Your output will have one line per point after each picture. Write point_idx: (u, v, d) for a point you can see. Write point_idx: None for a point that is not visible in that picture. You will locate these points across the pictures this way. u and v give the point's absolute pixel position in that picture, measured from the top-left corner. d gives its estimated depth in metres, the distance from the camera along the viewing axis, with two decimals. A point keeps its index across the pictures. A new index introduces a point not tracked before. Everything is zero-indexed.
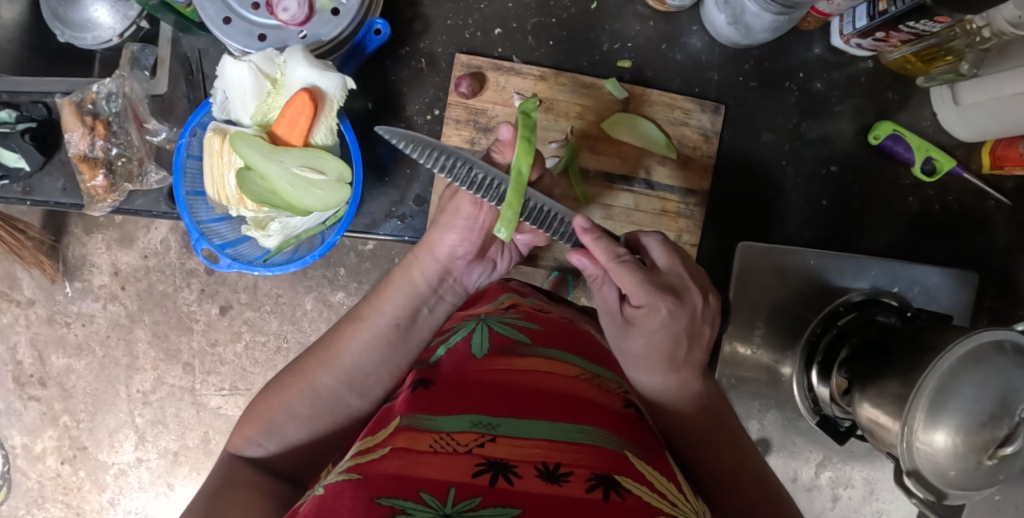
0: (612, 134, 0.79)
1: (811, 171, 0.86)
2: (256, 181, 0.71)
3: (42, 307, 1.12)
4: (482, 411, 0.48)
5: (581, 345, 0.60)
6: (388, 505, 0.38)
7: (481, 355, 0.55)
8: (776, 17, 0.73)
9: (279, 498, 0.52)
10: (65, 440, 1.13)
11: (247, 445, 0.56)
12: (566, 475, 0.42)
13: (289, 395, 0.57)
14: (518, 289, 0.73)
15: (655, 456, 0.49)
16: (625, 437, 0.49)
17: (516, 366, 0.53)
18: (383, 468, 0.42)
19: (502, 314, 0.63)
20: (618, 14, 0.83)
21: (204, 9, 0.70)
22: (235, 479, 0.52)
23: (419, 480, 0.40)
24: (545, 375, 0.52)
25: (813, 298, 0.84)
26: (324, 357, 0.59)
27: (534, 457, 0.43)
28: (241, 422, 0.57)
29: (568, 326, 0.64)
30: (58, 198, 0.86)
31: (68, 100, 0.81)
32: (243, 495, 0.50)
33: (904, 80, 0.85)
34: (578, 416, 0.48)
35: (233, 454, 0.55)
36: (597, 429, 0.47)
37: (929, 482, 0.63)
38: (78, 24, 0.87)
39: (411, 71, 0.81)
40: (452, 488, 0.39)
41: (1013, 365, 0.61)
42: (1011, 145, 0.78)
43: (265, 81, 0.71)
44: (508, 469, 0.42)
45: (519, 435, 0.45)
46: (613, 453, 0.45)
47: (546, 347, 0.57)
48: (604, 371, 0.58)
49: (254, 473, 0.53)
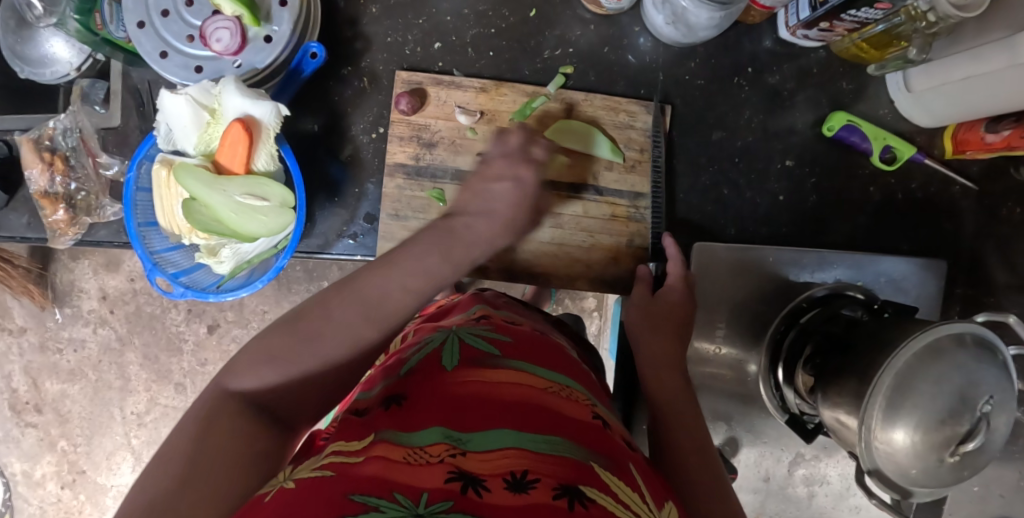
0: (556, 142, 0.78)
1: (766, 167, 0.83)
2: (201, 210, 0.72)
3: (34, 334, 1.16)
4: (453, 424, 0.46)
5: (552, 359, 0.59)
6: (361, 502, 0.37)
7: (451, 367, 0.54)
8: (713, 14, 0.71)
9: (271, 448, 0.47)
10: (65, 465, 1.18)
11: (245, 376, 0.50)
12: (532, 483, 0.41)
13: (320, 324, 0.53)
14: (490, 300, 0.72)
15: (624, 465, 0.48)
16: (592, 448, 0.47)
17: (485, 381, 0.51)
18: (359, 468, 0.41)
19: (474, 326, 0.62)
20: (559, 19, 0.80)
21: (141, 45, 0.71)
22: (222, 421, 0.46)
23: (393, 480, 0.40)
24: (514, 387, 0.51)
25: (774, 296, 0.83)
26: (360, 289, 0.56)
27: (503, 467, 0.42)
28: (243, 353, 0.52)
29: (539, 340, 0.63)
30: (25, 232, 0.87)
31: (26, 138, 0.84)
32: (236, 434, 0.46)
33: (858, 68, 0.82)
34: (546, 426, 0.47)
35: (224, 385, 0.49)
36: (565, 441, 0.46)
37: (890, 479, 0.64)
38: (36, 60, 0.88)
39: (354, 91, 0.80)
40: (424, 492, 0.39)
41: (971, 358, 0.61)
42: (973, 128, 0.78)
43: (203, 112, 0.71)
44: (477, 482, 0.41)
45: (488, 447, 0.44)
46: (580, 466, 0.44)
47: (517, 360, 0.56)
48: (572, 383, 0.56)
49: (247, 415, 0.48)
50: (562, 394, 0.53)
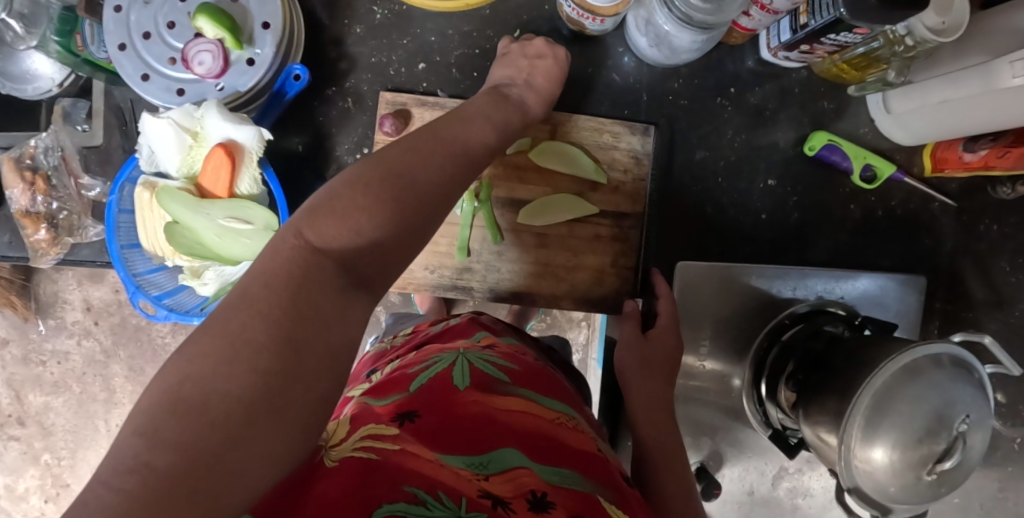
0: (540, 163, 0.78)
1: (748, 186, 0.84)
2: (183, 233, 0.73)
3: (17, 347, 1.15)
4: (471, 448, 0.45)
5: (556, 391, 0.59)
6: (413, 495, 0.39)
7: (463, 386, 0.52)
8: (695, 37, 0.72)
9: (361, 315, 0.43)
10: (48, 478, 1.17)
11: (330, 231, 0.45)
12: (552, 504, 0.41)
13: (409, 190, 0.49)
14: (488, 326, 0.72)
15: (626, 500, 0.48)
16: (598, 480, 0.48)
17: (498, 405, 0.51)
18: (400, 461, 0.42)
19: (480, 351, 0.61)
20: (543, 39, 0.81)
21: (123, 67, 0.70)
22: (303, 280, 0.41)
23: (434, 479, 0.40)
24: (524, 416, 0.51)
25: (756, 314, 0.84)
26: (396, 173, 0.49)
27: (524, 488, 0.42)
28: (320, 205, 0.46)
29: (543, 371, 0.63)
30: (5, 251, 0.86)
31: (7, 157, 0.83)
32: (319, 294, 0.41)
33: (839, 88, 0.83)
34: (557, 457, 0.47)
35: (307, 240, 0.44)
36: (572, 472, 0.46)
37: (869, 497, 0.65)
38: (18, 76, 0.85)
39: (339, 111, 0.80)
40: (463, 497, 0.40)
41: (949, 378, 0.62)
42: (951, 147, 0.79)
43: (185, 135, 0.71)
44: (504, 500, 0.41)
45: (507, 468, 0.44)
46: (589, 498, 0.44)
47: (525, 389, 0.56)
48: (575, 412, 0.58)
49: (329, 272, 0.43)
50: (569, 426, 0.53)
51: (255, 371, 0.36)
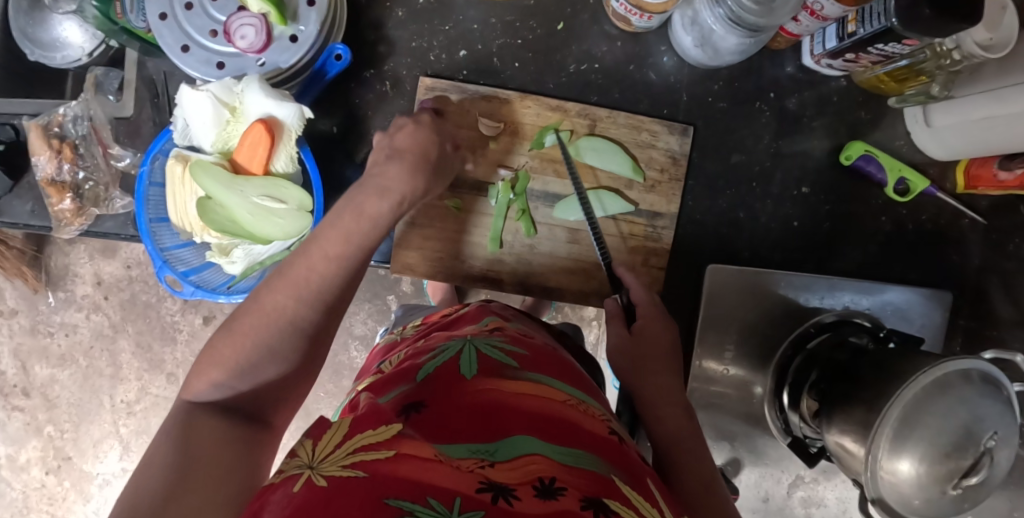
0: (579, 158, 0.78)
1: (781, 192, 0.84)
2: (217, 209, 0.72)
3: (25, 317, 1.14)
4: (477, 440, 0.43)
5: (569, 374, 0.58)
6: (396, 507, 0.35)
7: (471, 376, 0.52)
8: (742, 40, 0.72)
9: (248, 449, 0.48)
10: (50, 450, 1.16)
11: (205, 388, 0.51)
12: (560, 490, 0.39)
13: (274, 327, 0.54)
14: (498, 312, 0.70)
15: (640, 478, 0.46)
16: (612, 463, 0.45)
17: (508, 389, 0.49)
18: (390, 468, 0.38)
19: (488, 336, 0.60)
20: (585, 34, 0.80)
21: (162, 37, 0.69)
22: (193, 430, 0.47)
23: (426, 483, 0.37)
24: (534, 397, 0.49)
25: (781, 321, 0.83)
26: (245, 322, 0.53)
27: (531, 474, 0.40)
28: (195, 368, 0.52)
29: (550, 352, 0.61)
30: (28, 220, 0.85)
31: (34, 124, 0.81)
32: (208, 435, 0.47)
33: (877, 99, 0.83)
34: (569, 439, 0.45)
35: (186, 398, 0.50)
36: (584, 452, 0.44)
37: (891, 508, 0.64)
38: (47, 43, 0.85)
39: (376, 94, 0.79)
40: (458, 498, 0.36)
41: (978, 395, 0.61)
42: (985, 164, 0.79)
43: (223, 109, 0.70)
44: (507, 492, 0.38)
45: (518, 454, 0.42)
46: (599, 477, 0.42)
47: (535, 374, 0.54)
48: (584, 395, 0.55)
49: (211, 417, 0.49)
50: (581, 409, 0.51)
51: (163, 478, 0.42)
